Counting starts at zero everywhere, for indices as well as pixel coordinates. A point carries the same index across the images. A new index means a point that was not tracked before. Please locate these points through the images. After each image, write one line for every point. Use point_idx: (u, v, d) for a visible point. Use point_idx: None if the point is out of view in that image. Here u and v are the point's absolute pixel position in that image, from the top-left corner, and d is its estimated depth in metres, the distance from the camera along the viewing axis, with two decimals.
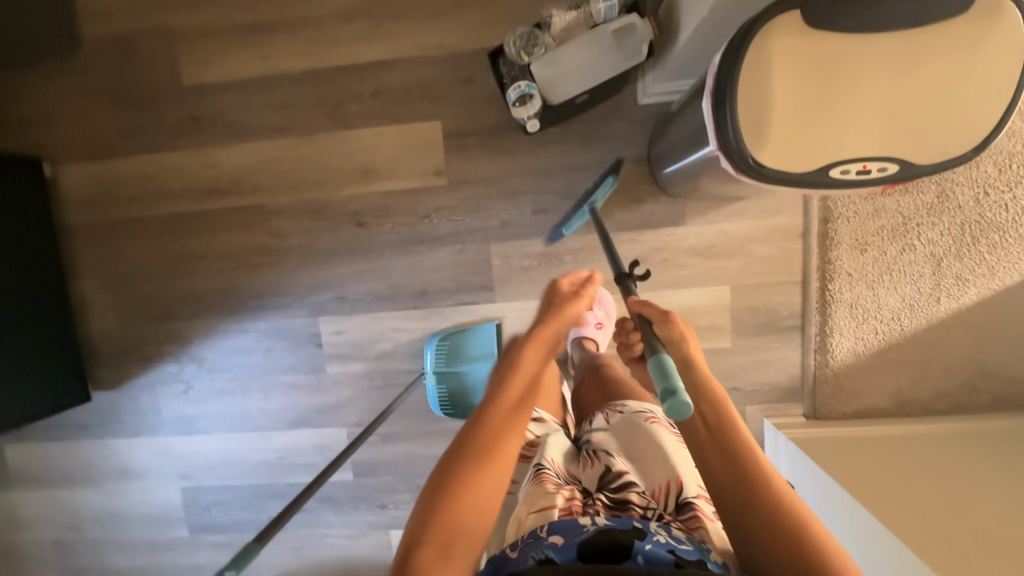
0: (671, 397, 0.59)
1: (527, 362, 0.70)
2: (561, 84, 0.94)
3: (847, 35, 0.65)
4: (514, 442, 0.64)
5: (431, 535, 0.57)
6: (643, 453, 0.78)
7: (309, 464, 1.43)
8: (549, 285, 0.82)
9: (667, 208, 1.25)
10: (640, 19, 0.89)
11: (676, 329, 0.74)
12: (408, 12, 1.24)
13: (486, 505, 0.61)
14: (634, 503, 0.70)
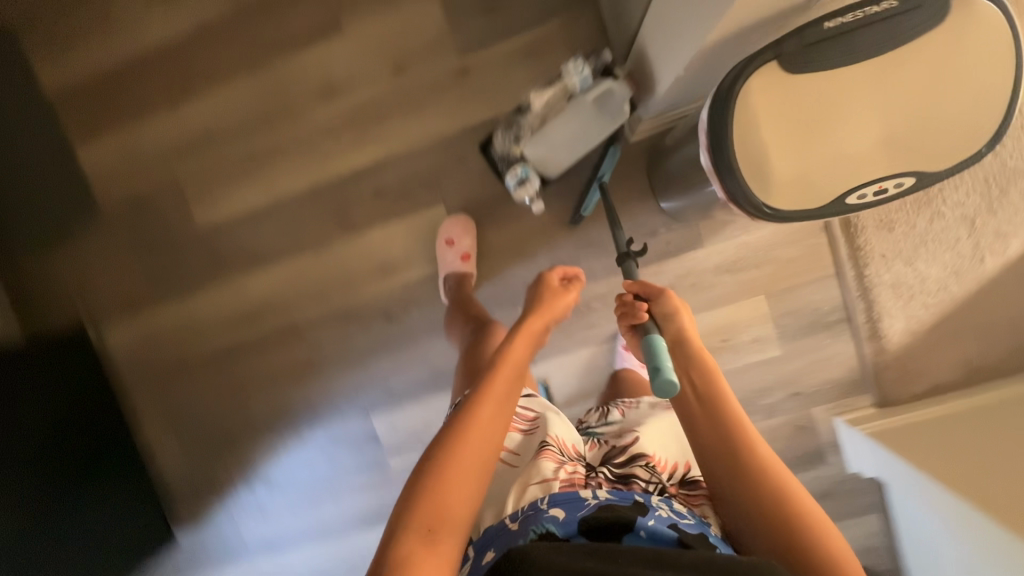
0: (657, 373, 0.71)
1: (512, 350, 0.79)
2: (554, 159, 0.99)
3: (830, 74, 0.66)
4: (499, 426, 0.71)
5: (419, 513, 0.62)
6: (653, 432, 0.82)
7: None
8: (540, 277, 0.94)
9: (682, 234, 1.24)
10: (615, 82, 0.92)
11: (672, 304, 0.84)
12: (389, 111, 1.28)
13: (473, 486, 0.66)
14: (638, 476, 0.74)
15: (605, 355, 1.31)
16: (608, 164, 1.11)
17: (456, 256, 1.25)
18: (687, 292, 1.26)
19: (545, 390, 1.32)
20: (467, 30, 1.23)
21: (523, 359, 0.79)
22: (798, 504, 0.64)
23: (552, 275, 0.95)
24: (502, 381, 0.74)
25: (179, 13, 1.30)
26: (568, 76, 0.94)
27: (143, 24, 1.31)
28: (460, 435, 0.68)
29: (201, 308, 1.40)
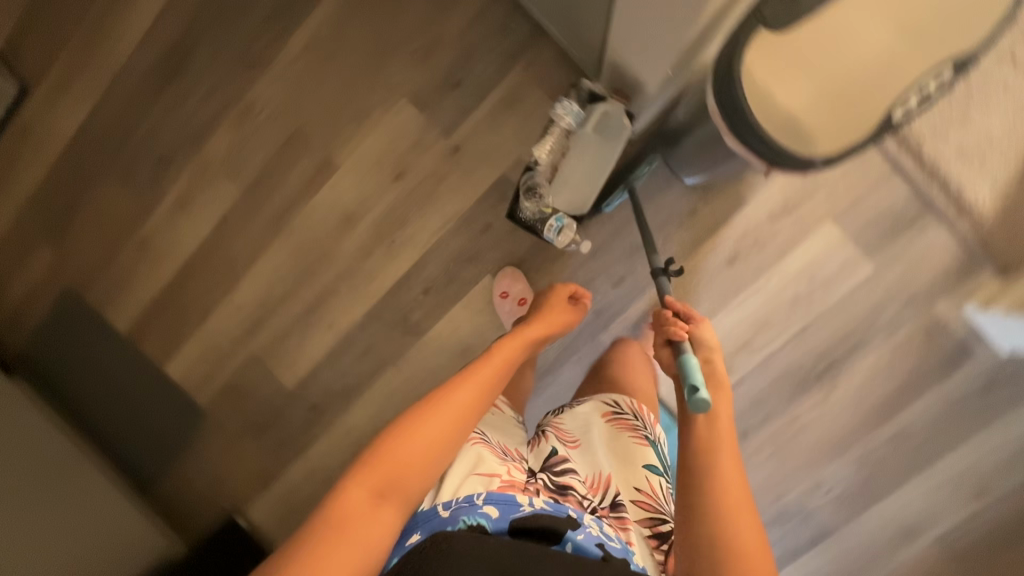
0: (697, 391, 0.74)
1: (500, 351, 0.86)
2: (580, 196, 1.09)
3: (814, 24, 0.74)
4: (471, 411, 0.75)
5: (370, 478, 0.64)
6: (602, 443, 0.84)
7: None
8: (553, 290, 1.08)
9: (723, 200, 1.22)
10: (605, 104, 1.01)
11: (706, 331, 0.89)
12: (407, 213, 1.34)
13: (430, 462, 0.68)
14: (572, 489, 0.75)
15: None
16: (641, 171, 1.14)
17: (512, 305, 1.30)
18: (754, 250, 1.23)
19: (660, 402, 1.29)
20: (445, 111, 1.29)
21: (509, 358, 0.86)
22: (735, 540, 0.65)
23: (563, 290, 1.08)
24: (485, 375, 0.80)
25: (200, 213, 1.42)
26: (561, 118, 1.01)
27: (177, 236, 1.43)
28: (431, 410, 0.72)
29: (320, 457, 1.46)
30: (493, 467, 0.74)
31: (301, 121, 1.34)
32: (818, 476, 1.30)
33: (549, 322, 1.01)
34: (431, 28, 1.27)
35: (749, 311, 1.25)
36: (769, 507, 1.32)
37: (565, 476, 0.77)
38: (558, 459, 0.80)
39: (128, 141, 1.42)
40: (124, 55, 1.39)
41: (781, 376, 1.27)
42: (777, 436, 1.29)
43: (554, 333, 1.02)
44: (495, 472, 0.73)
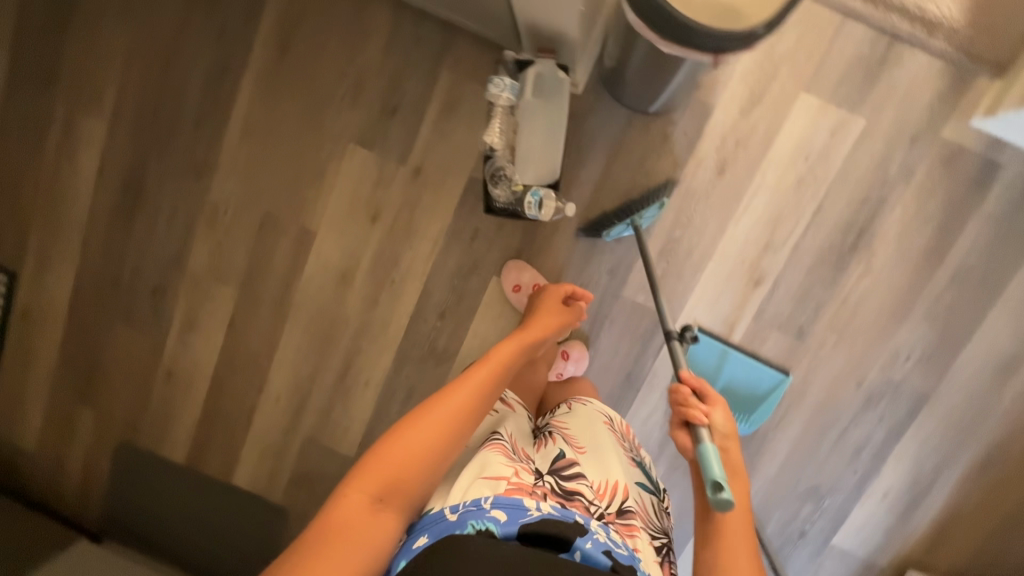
0: (721, 489, 0.68)
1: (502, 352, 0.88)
2: (548, 163, 1.06)
3: None
4: (468, 415, 0.77)
5: (371, 485, 0.67)
6: (608, 447, 0.86)
7: None
8: (558, 287, 1.14)
9: (691, 115, 1.18)
10: (535, 66, 1.00)
11: (724, 413, 0.83)
12: (395, 250, 1.33)
13: (429, 467, 0.71)
14: (580, 494, 0.76)
15: (726, 261, 1.23)
16: (647, 212, 1.14)
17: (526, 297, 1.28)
18: (740, 150, 1.18)
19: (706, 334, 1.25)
20: (394, 140, 1.28)
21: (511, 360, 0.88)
22: None
23: (561, 291, 1.13)
24: (487, 377, 0.82)
25: (209, 325, 1.43)
26: (498, 97, 0.98)
27: (196, 356, 1.45)
28: (432, 415, 0.74)
29: None
30: (500, 469, 0.73)
31: (266, 202, 1.34)
32: (893, 344, 1.23)
33: (547, 322, 1.05)
34: (350, 66, 1.26)
35: (759, 211, 1.20)
36: (856, 394, 1.26)
37: (573, 481, 0.77)
38: (567, 462, 0.81)
39: (120, 285, 1.44)
40: (85, 208, 1.41)
41: (816, 262, 1.22)
42: (835, 321, 1.24)
43: (552, 329, 1.05)
44: (503, 474, 0.73)
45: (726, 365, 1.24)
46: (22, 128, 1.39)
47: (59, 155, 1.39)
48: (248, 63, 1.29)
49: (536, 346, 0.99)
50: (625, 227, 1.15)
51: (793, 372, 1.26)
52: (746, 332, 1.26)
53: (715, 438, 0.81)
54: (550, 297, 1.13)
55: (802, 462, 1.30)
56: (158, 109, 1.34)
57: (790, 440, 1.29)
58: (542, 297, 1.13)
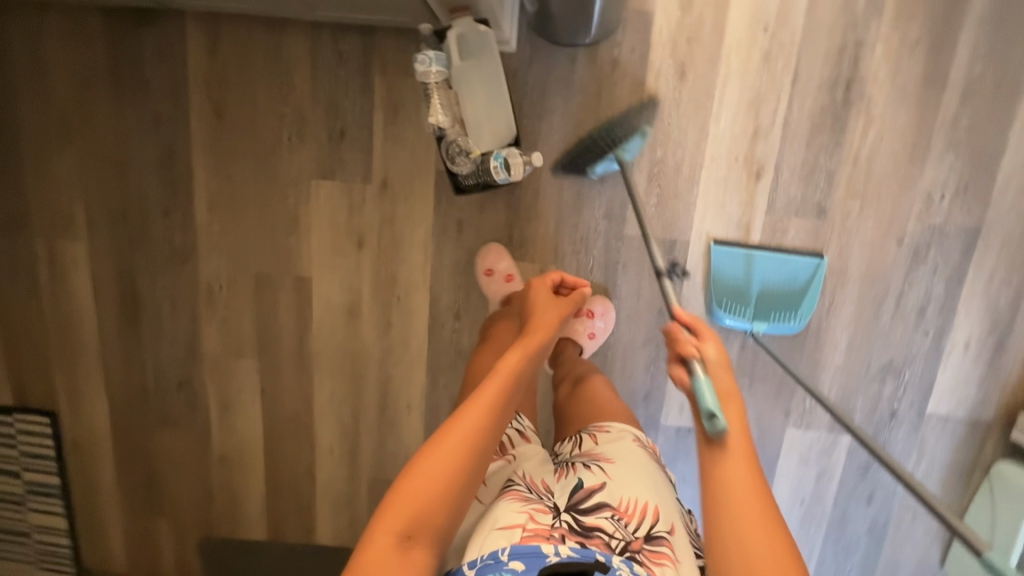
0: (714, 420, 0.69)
1: (511, 358, 0.81)
2: (502, 122, 1.02)
3: None
4: (486, 437, 0.72)
5: (397, 520, 0.65)
6: (631, 468, 0.80)
7: (821, 471, 1.31)
8: (546, 279, 1.02)
9: (632, 29, 1.12)
10: (452, 31, 0.94)
11: (716, 343, 0.78)
12: (390, 269, 1.30)
13: (454, 493, 0.68)
14: (601, 529, 0.70)
15: (718, 163, 1.16)
16: (631, 142, 1.12)
17: (499, 282, 1.23)
18: (695, 46, 1.12)
19: (722, 245, 1.18)
20: (351, 162, 1.25)
21: (521, 364, 0.80)
22: None
23: (547, 279, 1.02)
24: (500, 387, 0.76)
25: (244, 401, 1.42)
26: (428, 79, 0.95)
27: (241, 435, 1.44)
28: (447, 440, 0.71)
29: None
30: (513, 516, 0.70)
31: (254, 265, 1.33)
32: (922, 188, 1.14)
33: (550, 322, 0.91)
34: (286, 105, 1.23)
35: (735, 101, 1.13)
36: (901, 252, 1.17)
37: (593, 515, 0.72)
38: (585, 494, 0.75)
39: (150, 391, 1.43)
40: (94, 330, 1.40)
41: (812, 132, 1.14)
42: (853, 184, 1.15)
43: (557, 325, 0.92)
44: (517, 521, 0.69)
45: (756, 269, 1.18)
46: (12, 275, 1.38)
47: (55, 290, 1.38)
48: (190, 138, 1.27)
49: (549, 348, 0.89)
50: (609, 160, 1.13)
51: (826, 252, 1.19)
52: (764, 228, 1.19)
53: (711, 368, 0.77)
54: (540, 291, 1.00)
55: (868, 341, 1.22)
56: (127, 210, 1.32)
57: (847, 322, 1.21)
58: (532, 289, 1.00)
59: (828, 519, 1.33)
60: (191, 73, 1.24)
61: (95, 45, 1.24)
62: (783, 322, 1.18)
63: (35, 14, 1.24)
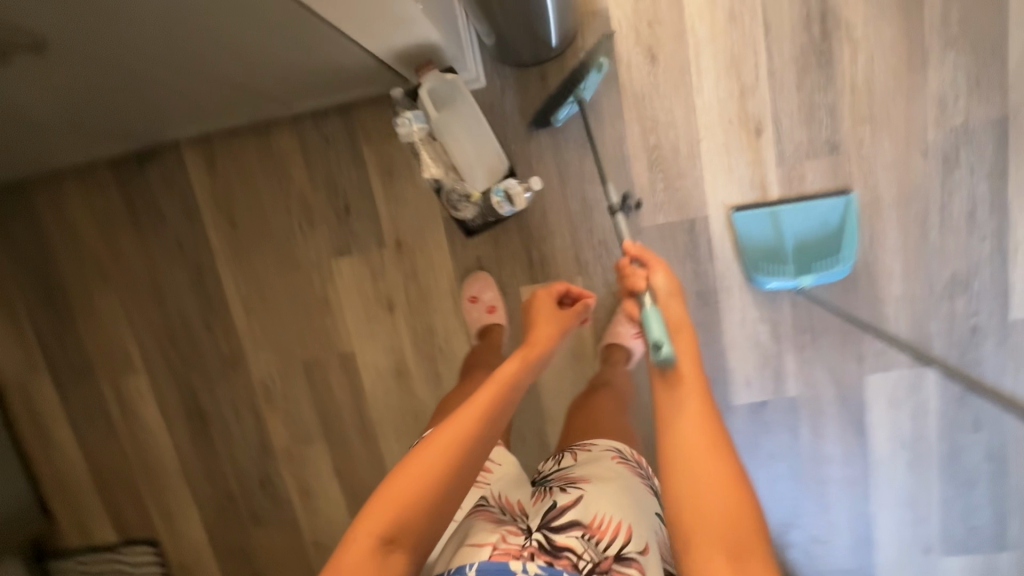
0: (659, 347, 0.75)
1: (509, 365, 0.81)
2: (493, 157, 1.04)
3: None
4: (475, 445, 0.71)
5: (378, 525, 0.64)
6: (608, 482, 0.80)
7: (917, 409, 1.23)
8: (548, 291, 0.99)
9: (590, 30, 1.13)
10: (423, 86, 0.95)
11: (667, 278, 0.85)
12: (424, 322, 1.32)
13: (438, 500, 0.67)
14: (570, 548, 0.68)
15: (714, 132, 1.14)
16: (587, 80, 1.05)
17: (482, 312, 1.25)
18: (657, 28, 1.12)
19: (743, 210, 1.16)
20: (362, 232, 1.29)
21: (518, 373, 0.80)
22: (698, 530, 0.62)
23: (547, 291, 0.99)
24: (495, 394, 0.76)
25: (324, 483, 1.45)
26: (415, 138, 0.97)
27: (329, 517, 1.47)
28: (435, 444, 0.70)
29: None
30: (484, 535, 0.70)
31: (299, 353, 1.37)
32: (932, 93, 1.09)
33: (549, 335, 0.90)
34: (290, 198, 1.29)
35: (713, 67, 1.12)
36: (929, 164, 1.12)
37: (563, 534, 0.70)
38: (557, 512, 0.74)
39: (236, 497, 1.48)
40: (172, 452, 1.47)
41: (800, 72, 1.11)
42: (858, 111, 1.11)
43: (556, 336, 0.91)
44: (488, 540, 0.69)
45: (783, 224, 1.14)
46: (90, 421, 1.47)
47: (130, 425, 1.46)
48: (212, 252, 1.34)
49: (548, 358, 0.89)
50: (569, 102, 1.07)
51: (851, 187, 1.14)
52: (780, 181, 1.15)
53: (662, 300, 0.83)
54: (543, 303, 0.97)
55: (922, 263, 1.15)
56: (173, 335, 1.40)
57: (896, 250, 1.15)
58: (534, 300, 0.98)
59: (940, 456, 1.24)
60: (199, 194, 1.31)
61: (111, 194, 1.34)
62: (829, 269, 1.13)
63: (54, 183, 1.35)
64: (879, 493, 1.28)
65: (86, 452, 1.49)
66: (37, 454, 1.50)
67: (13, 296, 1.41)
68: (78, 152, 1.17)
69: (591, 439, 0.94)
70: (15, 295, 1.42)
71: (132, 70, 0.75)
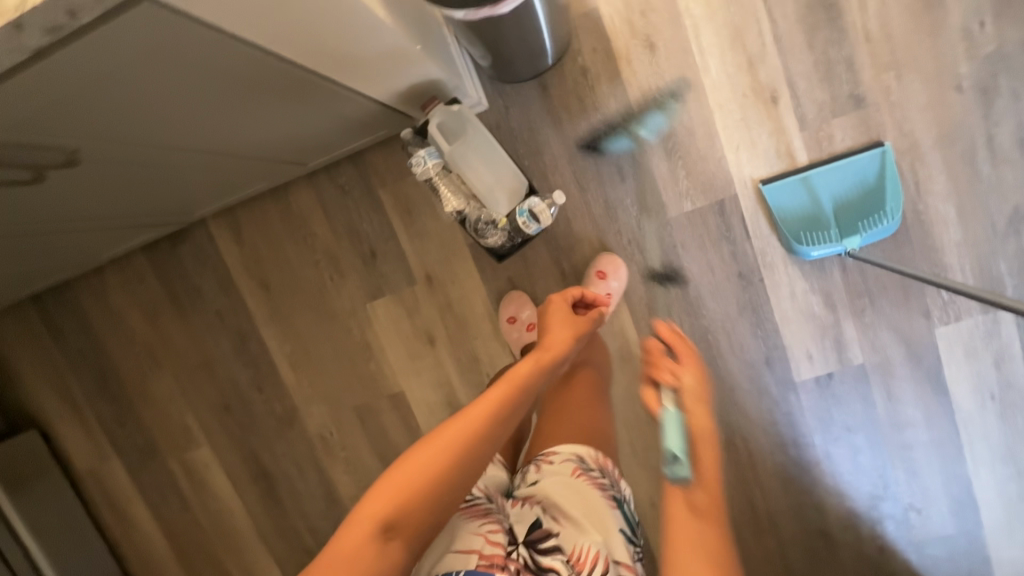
0: (675, 463, 0.63)
1: (523, 365, 0.78)
2: (509, 179, 1.03)
3: None
4: (486, 443, 0.68)
5: (380, 512, 0.59)
6: (582, 505, 0.76)
7: (997, 355, 1.16)
8: (560, 300, 0.92)
9: (584, 33, 1.11)
10: (432, 119, 0.95)
11: (693, 370, 0.71)
12: (466, 350, 1.31)
13: (444, 492, 0.62)
14: (556, 572, 0.69)
15: (729, 108, 1.11)
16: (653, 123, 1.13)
17: (521, 331, 1.22)
18: (651, 16, 1.09)
19: (772, 182, 1.11)
20: (390, 272, 1.30)
21: (531, 375, 0.77)
22: None
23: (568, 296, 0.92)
24: (509, 392, 0.73)
25: None
26: (432, 172, 0.96)
27: None
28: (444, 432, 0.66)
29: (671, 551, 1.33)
30: (471, 540, 0.67)
31: (350, 401, 1.38)
32: (954, 26, 1.03)
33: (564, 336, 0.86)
34: (316, 251, 1.31)
35: (717, 43, 1.09)
36: (965, 98, 1.05)
37: (548, 556, 0.70)
38: (543, 532, 0.72)
39: (312, 555, 1.48)
40: (244, 517, 1.49)
41: (809, 32, 1.07)
42: (878, 59, 1.06)
43: (570, 338, 0.87)
44: (472, 547, 0.66)
45: (818, 189, 1.10)
46: (164, 497, 1.51)
47: (202, 496, 1.49)
48: (251, 317, 1.37)
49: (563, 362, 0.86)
50: (625, 138, 1.14)
51: (884, 137, 1.08)
52: (808, 145, 1.11)
53: (688, 399, 0.69)
54: (557, 307, 0.90)
55: (977, 202, 1.08)
56: (226, 403, 1.43)
57: (945, 194, 1.09)
58: (551, 304, 0.91)
59: None
60: (230, 263, 1.34)
61: (149, 279, 1.39)
62: (877, 227, 1.07)
63: (96, 278, 1.40)
64: (970, 450, 1.20)
65: (165, 529, 1.53)
66: (121, 537, 1.54)
67: (76, 392, 1.47)
68: (117, 245, 1.22)
69: (557, 445, 0.87)
70: (77, 388, 1.47)
71: (152, 163, 0.78)
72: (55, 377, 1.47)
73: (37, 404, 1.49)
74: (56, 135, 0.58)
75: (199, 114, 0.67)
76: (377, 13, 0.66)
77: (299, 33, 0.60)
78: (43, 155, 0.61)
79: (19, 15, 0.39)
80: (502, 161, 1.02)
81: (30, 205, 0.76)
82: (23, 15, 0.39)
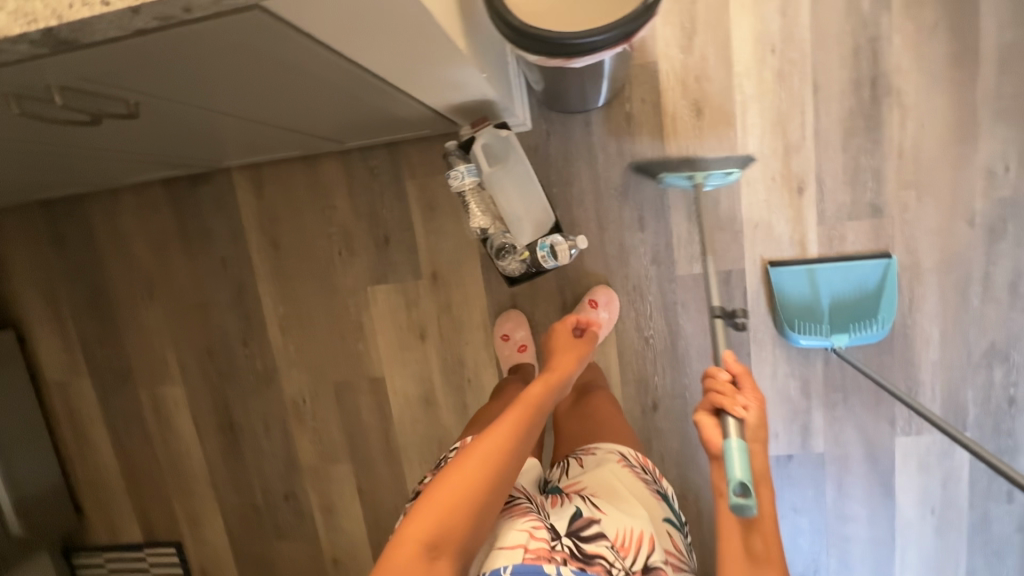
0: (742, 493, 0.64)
1: (535, 387, 0.82)
2: (536, 211, 1.09)
3: None
4: (514, 461, 0.70)
5: (423, 534, 0.61)
6: (621, 495, 0.80)
7: (946, 475, 1.22)
8: (563, 324, 1.00)
9: (637, 84, 1.15)
10: (477, 142, 0.98)
11: (753, 399, 0.73)
12: (455, 352, 1.35)
13: (479, 507, 0.65)
14: (602, 556, 0.67)
15: (756, 187, 1.15)
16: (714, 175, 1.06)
17: (512, 349, 1.26)
18: (705, 83, 1.13)
19: (780, 266, 1.16)
20: (400, 262, 1.32)
21: (542, 398, 0.81)
22: None
23: (566, 327, 1.00)
24: (524, 412, 0.77)
25: (345, 504, 1.47)
26: (466, 189, 1.01)
27: (348, 538, 1.48)
28: (472, 454, 0.69)
29: None
30: (516, 535, 0.66)
31: (333, 375, 1.40)
32: (980, 163, 1.09)
33: (569, 361, 0.92)
34: (333, 226, 1.33)
35: (758, 124, 1.13)
36: (973, 233, 1.11)
37: (593, 543, 0.69)
38: (584, 522, 0.72)
39: (261, 511, 1.50)
40: (201, 461, 1.51)
41: (846, 135, 1.11)
42: (903, 176, 1.11)
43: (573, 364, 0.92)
44: (519, 541, 0.65)
45: (821, 283, 1.15)
46: (127, 428, 1.52)
47: (164, 432, 1.51)
48: (255, 273, 1.38)
49: (569, 381, 0.90)
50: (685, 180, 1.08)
51: (892, 250, 1.14)
52: (820, 240, 1.16)
53: (750, 432, 0.71)
54: (559, 335, 0.98)
55: (961, 331, 1.14)
56: (211, 348, 1.45)
57: (934, 315, 1.15)
58: (551, 334, 0.99)
59: (969, 525, 1.23)
60: (247, 217, 1.36)
61: (163, 211, 1.39)
62: (865, 331, 1.13)
63: (110, 200, 1.40)
64: (901, 555, 1.27)
65: (121, 455, 1.54)
66: (75, 454, 1.55)
67: (63, 304, 1.47)
68: (138, 173, 1.21)
69: (596, 441, 0.96)
70: (65, 302, 1.47)
71: (204, 121, 0.80)
72: (47, 285, 1.47)
73: (22, 307, 1.49)
74: (126, 89, 0.60)
75: (262, 91, 0.69)
76: (460, 47, 0.69)
77: (374, 51, 0.63)
78: (107, 103, 0.62)
79: (139, 4, 0.41)
80: (529, 186, 1.07)
81: (77, 137, 0.77)
82: (143, 4, 0.41)
